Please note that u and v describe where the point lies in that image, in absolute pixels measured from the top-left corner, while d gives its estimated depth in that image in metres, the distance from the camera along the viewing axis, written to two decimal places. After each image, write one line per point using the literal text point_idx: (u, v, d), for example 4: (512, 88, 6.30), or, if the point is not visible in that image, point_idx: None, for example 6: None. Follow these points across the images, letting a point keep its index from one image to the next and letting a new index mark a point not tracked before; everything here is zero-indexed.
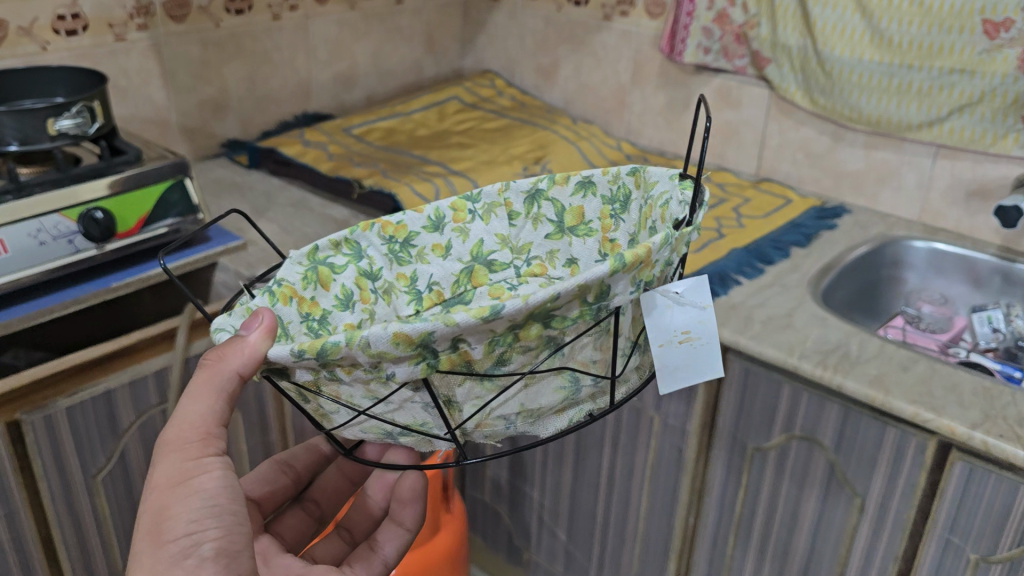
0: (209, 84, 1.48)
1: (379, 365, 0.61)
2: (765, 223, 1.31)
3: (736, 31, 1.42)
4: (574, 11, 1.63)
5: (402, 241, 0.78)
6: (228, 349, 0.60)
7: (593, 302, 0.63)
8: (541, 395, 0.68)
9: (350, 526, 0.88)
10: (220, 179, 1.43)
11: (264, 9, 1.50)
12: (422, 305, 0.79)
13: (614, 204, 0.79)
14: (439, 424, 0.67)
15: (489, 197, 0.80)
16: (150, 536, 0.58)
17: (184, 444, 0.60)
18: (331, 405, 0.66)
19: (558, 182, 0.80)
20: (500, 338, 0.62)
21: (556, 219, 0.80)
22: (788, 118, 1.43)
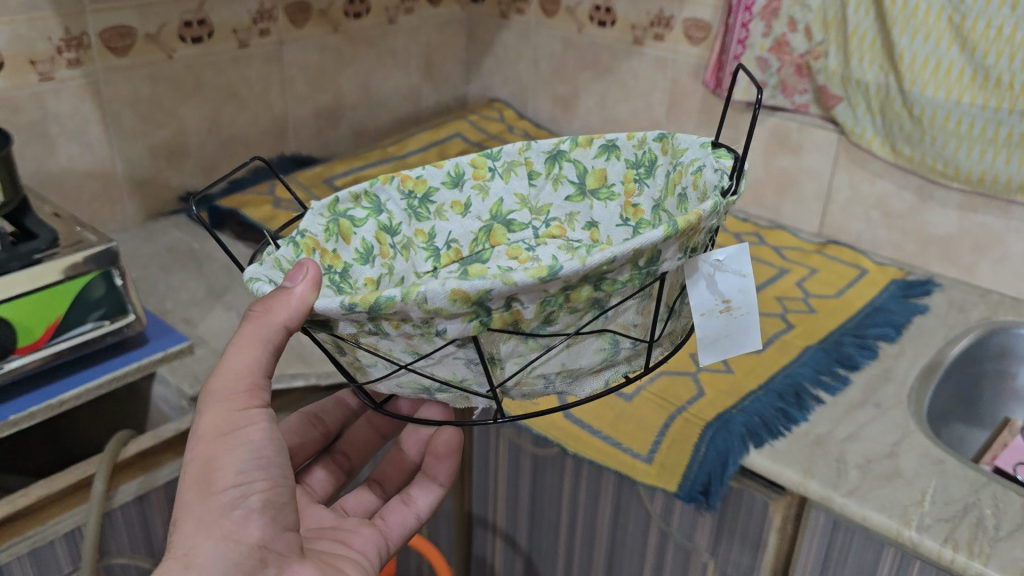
0: (161, 127, 1.21)
1: (430, 320, 0.55)
2: (840, 305, 1.07)
3: (797, 61, 1.18)
4: (597, 32, 1.37)
5: (421, 197, 0.75)
6: (273, 301, 0.55)
7: (643, 266, 0.56)
8: (581, 356, 0.61)
9: (383, 478, 0.84)
10: (173, 244, 1.17)
11: (228, 35, 1.23)
12: (440, 262, 0.78)
13: (638, 168, 0.73)
14: (479, 382, 0.61)
15: (510, 155, 0.76)
16: (197, 486, 0.54)
17: (230, 395, 0.56)
18: (368, 358, 0.60)
19: (580, 144, 0.75)
20: (552, 299, 0.55)
21: (577, 181, 0.77)
22: (861, 168, 1.17)
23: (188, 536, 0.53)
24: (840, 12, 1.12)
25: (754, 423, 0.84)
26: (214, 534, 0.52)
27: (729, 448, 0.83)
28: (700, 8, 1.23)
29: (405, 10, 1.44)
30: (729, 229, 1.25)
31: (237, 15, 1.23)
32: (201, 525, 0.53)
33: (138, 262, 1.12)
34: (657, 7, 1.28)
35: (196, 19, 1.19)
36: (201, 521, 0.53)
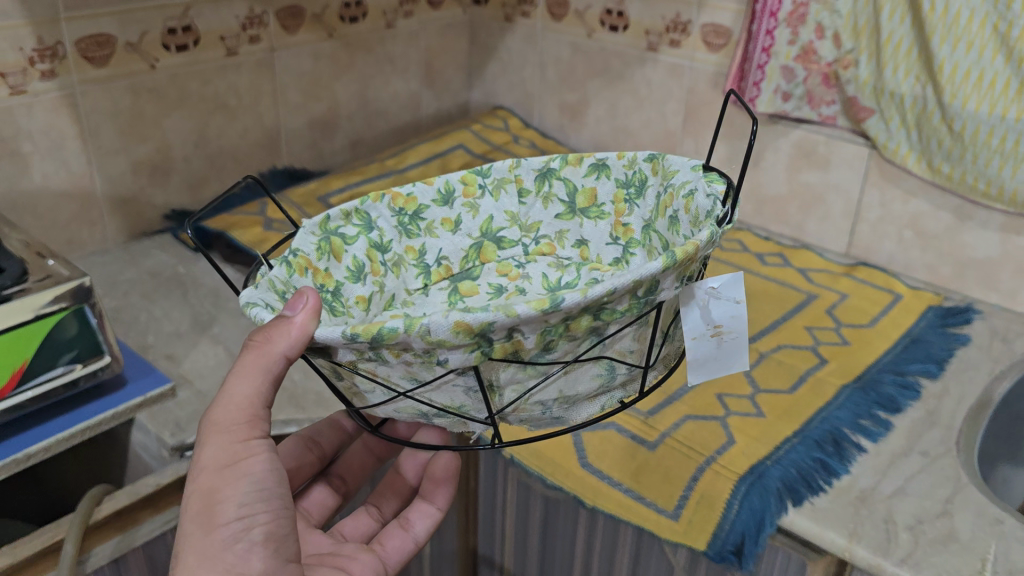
0: (144, 141, 1.12)
1: (431, 351, 0.52)
2: (874, 336, 0.99)
3: (825, 70, 1.09)
4: (609, 37, 1.29)
5: (411, 214, 0.73)
6: (271, 331, 0.53)
7: (642, 296, 0.54)
8: (578, 382, 0.59)
9: (379, 503, 0.80)
10: (157, 268, 1.09)
11: (215, 42, 1.15)
12: (430, 279, 0.76)
13: (629, 188, 0.72)
14: (478, 408, 0.58)
15: (500, 173, 0.74)
16: (199, 519, 0.54)
17: (231, 426, 0.55)
18: (366, 384, 0.57)
19: (571, 162, 0.73)
20: (553, 328, 0.53)
21: (567, 200, 0.75)
22: (894, 185, 1.10)
23: (190, 570, 0.53)
24: (872, 19, 1.04)
25: (792, 479, 0.77)
26: (217, 568, 0.53)
27: (766, 506, 0.75)
28: (721, 12, 1.15)
29: (404, 13, 1.35)
30: (751, 250, 1.17)
31: (225, 21, 1.15)
32: (202, 559, 0.53)
33: (119, 289, 1.04)
34: (673, 11, 1.20)
35: (180, 25, 1.10)
36: (202, 555, 0.53)
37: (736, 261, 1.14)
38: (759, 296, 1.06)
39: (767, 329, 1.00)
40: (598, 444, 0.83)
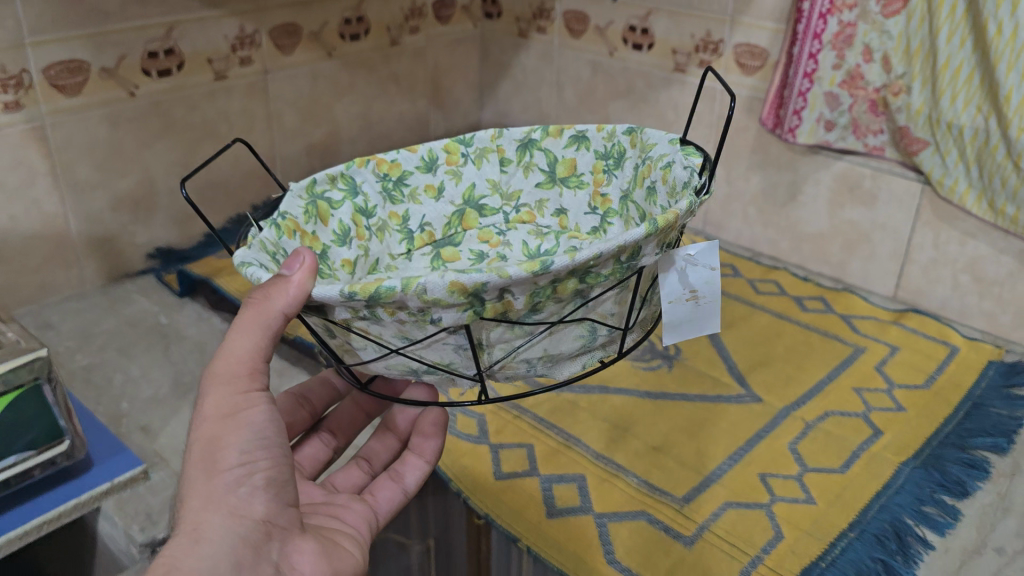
0: (125, 176, 1.03)
1: (425, 309, 0.51)
2: (931, 400, 0.89)
3: (872, 96, 0.99)
4: (632, 56, 1.18)
5: (395, 180, 0.73)
6: (271, 287, 0.51)
7: (626, 261, 0.53)
8: (563, 343, 0.58)
9: (371, 455, 0.71)
10: (136, 318, 0.99)
11: (201, 65, 1.05)
12: (414, 245, 0.76)
13: (608, 159, 0.73)
14: (467, 365, 0.57)
15: (481, 142, 0.75)
16: (201, 464, 0.50)
17: (232, 377, 0.51)
18: (359, 341, 0.56)
19: (552, 133, 0.74)
20: (542, 289, 0.51)
21: (548, 170, 0.76)
22: (949, 226, 0.99)
23: (193, 513, 0.48)
24: (928, 42, 0.93)
25: None
26: (221, 511, 0.48)
27: None
28: (757, 32, 1.05)
29: (409, 28, 1.25)
30: (789, 293, 1.07)
31: (212, 42, 1.05)
32: (207, 502, 0.49)
33: (94, 344, 0.95)
34: (703, 29, 1.10)
35: (163, 48, 1.00)
36: (206, 498, 0.49)
37: (773, 310, 1.04)
38: (801, 350, 0.96)
39: (812, 391, 0.89)
40: (632, 541, 0.72)
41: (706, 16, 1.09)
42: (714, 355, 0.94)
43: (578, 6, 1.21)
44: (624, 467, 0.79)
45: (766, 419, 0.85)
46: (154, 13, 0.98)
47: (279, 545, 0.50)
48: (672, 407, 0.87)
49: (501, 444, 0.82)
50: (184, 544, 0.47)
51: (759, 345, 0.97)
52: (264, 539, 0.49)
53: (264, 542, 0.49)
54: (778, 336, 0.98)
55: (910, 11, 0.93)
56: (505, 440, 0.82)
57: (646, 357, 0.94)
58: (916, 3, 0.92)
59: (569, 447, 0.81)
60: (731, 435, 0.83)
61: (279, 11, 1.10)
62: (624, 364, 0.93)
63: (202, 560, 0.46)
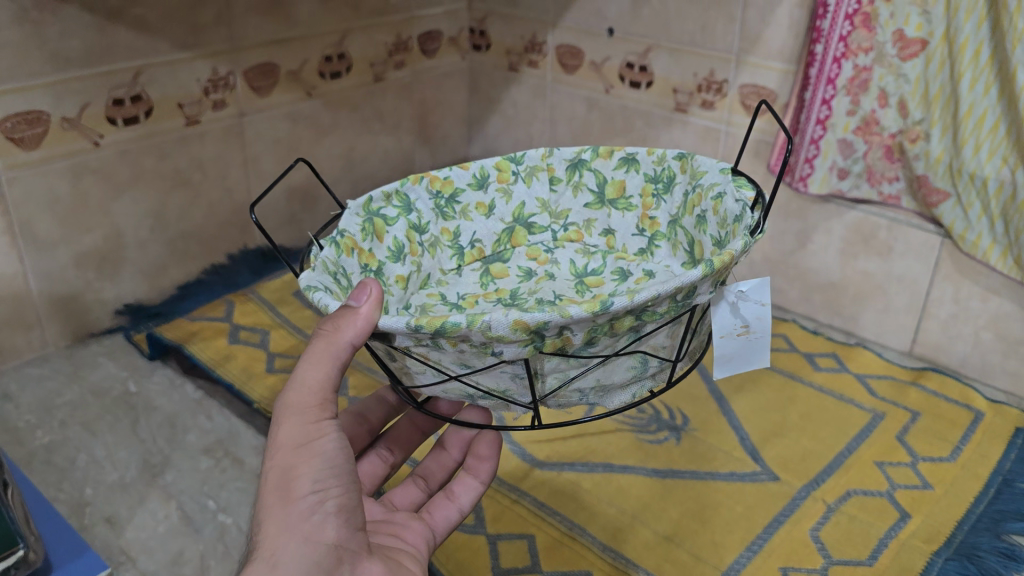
0: (89, 230, 0.95)
1: (487, 342, 0.48)
2: (958, 474, 0.83)
3: (887, 142, 0.92)
4: (629, 93, 1.12)
5: (448, 197, 0.70)
6: (339, 318, 0.47)
7: (681, 300, 0.50)
8: (614, 373, 0.54)
9: (427, 473, 0.65)
10: (102, 386, 0.92)
11: (172, 109, 0.97)
12: (464, 262, 0.72)
13: (658, 183, 0.70)
14: (523, 393, 0.54)
15: (532, 160, 0.72)
16: (275, 493, 0.45)
17: (302, 407, 0.47)
18: (417, 366, 0.52)
19: (602, 153, 0.71)
20: (599, 326, 0.49)
21: (597, 190, 0.72)
22: (971, 281, 0.94)
23: (271, 540, 0.44)
24: (949, 87, 0.86)
25: None
26: (296, 537, 0.44)
27: None
28: (763, 73, 0.99)
29: (394, 64, 1.19)
30: (800, 349, 1.01)
31: (184, 85, 0.98)
32: (284, 528, 0.44)
33: (55, 417, 0.87)
34: (707, 68, 1.03)
35: (130, 94, 0.93)
36: (283, 524, 0.44)
37: (785, 368, 0.98)
38: (817, 417, 0.90)
39: (831, 466, 0.84)
40: None
41: (709, 55, 1.02)
42: (724, 424, 0.89)
43: (573, 41, 1.15)
44: (633, 562, 0.72)
45: (785, 501, 0.79)
46: (120, 58, 0.91)
47: (351, 568, 0.45)
48: (682, 487, 0.80)
49: (499, 535, 0.75)
50: (262, 571, 0.43)
51: (771, 412, 0.91)
52: (337, 565, 0.44)
53: (338, 567, 0.44)
54: (792, 402, 0.92)
55: (930, 54, 0.86)
56: (504, 530, 0.75)
57: (653, 429, 0.87)
58: (935, 46, 0.85)
59: (574, 538, 0.74)
60: (746, 521, 0.77)
61: (256, 51, 1.03)
62: (629, 436, 0.86)
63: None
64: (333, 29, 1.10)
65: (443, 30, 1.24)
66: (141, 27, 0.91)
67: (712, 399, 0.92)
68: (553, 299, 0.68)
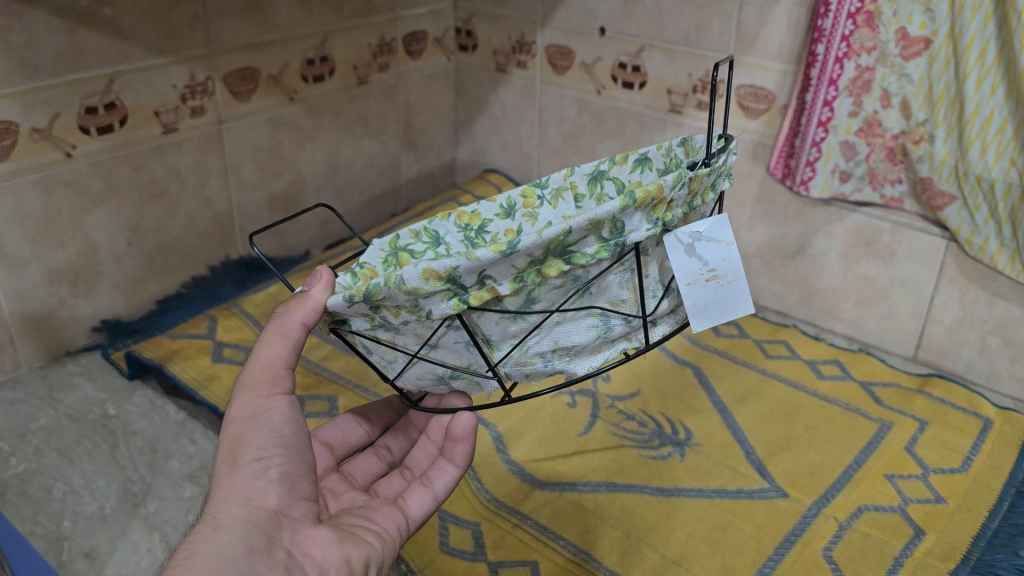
0: (62, 246, 0.91)
1: (419, 304, 0.50)
2: (969, 486, 0.81)
3: (890, 144, 0.90)
4: (622, 94, 1.09)
5: (477, 229, 0.67)
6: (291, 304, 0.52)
7: (609, 237, 0.51)
8: (573, 334, 0.55)
9: (412, 462, 0.64)
10: (80, 409, 0.88)
11: (148, 118, 0.93)
12: None
13: (668, 174, 0.64)
14: (484, 364, 0.55)
15: (556, 182, 0.68)
16: (223, 458, 0.49)
17: (255, 383, 0.51)
18: (387, 354, 0.55)
19: (618, 160, 0.66)
20: (525, 274, 0.51)
21: (620, 198, 0.66)
22: (977, 286, 0.91)
23: (216, 505, 0.47)
24: (954, 87, 0.83)
25: None
26: (239, 501, 0.47)
27: None
28: (761, 73, 0.96)
29: (378, 66, 1.15)
30: (802, 357, 0.98)
31: (160, 93, 0.93)
32: (229, 492, 0.47)
33: (30, 444, 0.83)
34: (702, 68, 1.00)
35: (103, 103, 0.89)
36: (228, 488, 0.47)
37: (789, 377, 0.95)
38: (823, 429, 0.87)
39: (840, 481, 0.81)
40: None
41: (705, 55, 0.99)
42: (729, 438, 0.86)
43: (562, 41, 1.12)
44: None
45: (795, 519, 0.76)
46: (92, 64, 0.87)
47: (291, 533, 0.47)
48: (689, 506, 0.77)
49: (500, 562, 0.72)
50: (204, 532, 0.45)
51: (776, 423, 0.88)
52: (276, 528, 0.47)
53: (276, 530, 0.46)
54: (796, 413, 0.90)
55: (933, 54, 0.83)
56: (505, 557, 0.72)
57: (655, 445, 0.84)
58: (939, 45, 0.83)
59: (579, 564, 0.71)
60: (756, 543, 0.74)
61: (235, 55, 0.99)
62: (631, 453, 0.83)
63: (220, 545, 0.44)
64: (314, 31, 1.06)
65: (428, 31, 1.20)
66: (113, 32, 0.87)
67: (716, 412, 0.89)
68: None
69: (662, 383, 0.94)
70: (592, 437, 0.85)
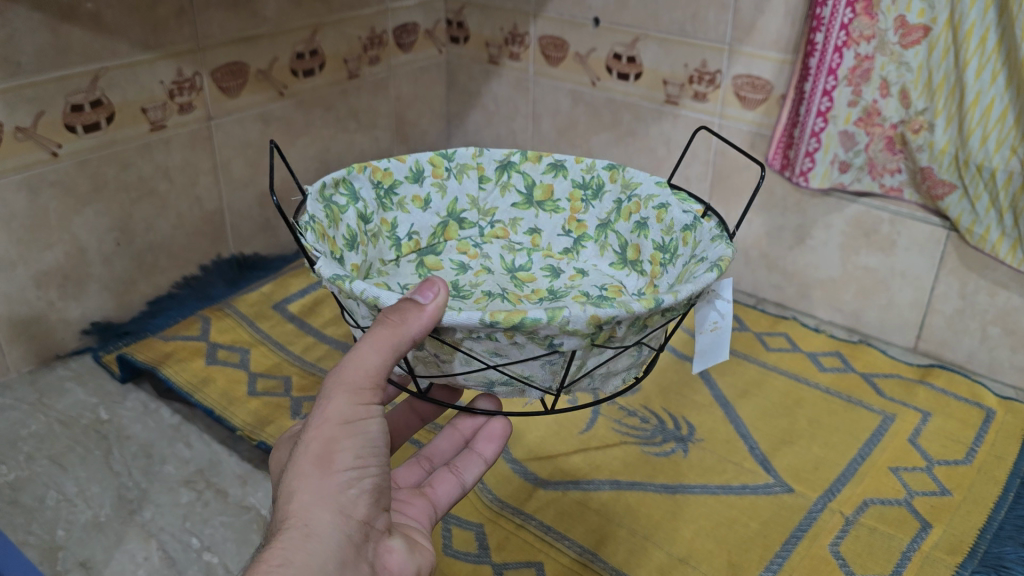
0: (49, 248, 0.89)
1: (550, 335, 0.48)
2: (974, 477, 0.80)
3: (889, 133, 0.89)
4: (616, 85, 1.08)
5: (386, 188, 0.66)
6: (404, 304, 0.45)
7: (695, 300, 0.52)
8: (621, 361, 0.54)
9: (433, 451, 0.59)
10: (72, 414, 0.86)
11: (136, 115, 0.91)
12: (401, 254, 0.68)
13: (586, 190, 0.68)
14: (545, 379, 0.52)
15: (463, 158, 0.69)
16: (314, 461, 0.42)
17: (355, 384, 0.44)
18: (448, 352, 0.50)
19: (531, 157, 0.69)
20: (636, 323, 0.50)
21: (525, 191, 0.70)
22: (978, 276, 0.91)
23: (303, 509, 0.41)
24: (954, 75, 0.82)
25: None
26: (330, 509, 0.41)
27: None
28: (758, 63, 0.95)
29: (368, 59, 1.14)
30: (803, 349, 0.98)
31: (147, 89, 0.91)
32: (319, 498, 0.42)
33: (21, 451, 0.81)
34: (698, 59, 0.99)
35: (89, 100, 0.87)
36: (318, 494, 0.42)
37: (790, 370, 0.94)
38: (826, 422, 0.87)
39: (844, 475, 0.80)
40: None
41: (700, 45, 0.98)
42: (732, 433, 0.85)
43: (556, 32, 1.10)
44: None
45: (801, 514, 0.76)
46: (76, 60, 0.85)
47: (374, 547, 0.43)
48: (695, 503, 0.76)
49: (505, 563, 0.70)
50: (295, 539, 0.40)
51: (779, 418, 0.87)
52: (364, 542, 0.42)
53: (364, 544, 0.42)
54: (798, 406, 0.89)
55: (933, 41, 0.82)
56: (510, 558, 0.71)
57: (658, 441, 0.83)
58: (939, 32, 0.81)
59: (586, 564, 0.70)
60: (762, 540, 0.73)
61: (223, 49, 0.97)
62: (634, 450, 0.82)
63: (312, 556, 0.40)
64: (304, 25, 1.05)
65: (419, 23, 1.19)
66: (97, 28, 0.85)
67: (717, 406, 0.89)
68: (496, 293, 0.64)
69: (663, 377, 0.93)
70: (594, 434, 0.84)
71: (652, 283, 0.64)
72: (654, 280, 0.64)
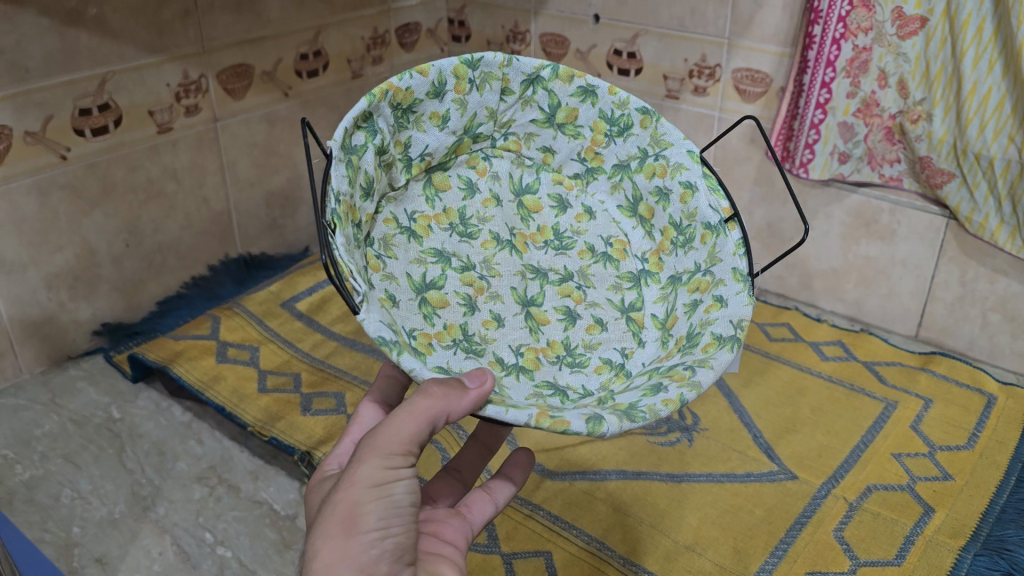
0: (60, 250, 0.90)
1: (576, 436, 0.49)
2: (977, 462, 0.81)
3: (888, 124, 0.90)
4: (617, 81, 1.09)
5: (405, 108, 0.58)
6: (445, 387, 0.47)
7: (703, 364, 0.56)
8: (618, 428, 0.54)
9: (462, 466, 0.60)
10: (85, 413, 0.88)
11: (143, 117, 0.93)
12: (411, 174, 0.62)
13: (613, 127, 0.62)
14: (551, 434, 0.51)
15: (489, 66, 0.61)
16: (340, 522, 0.44)
17: (386, 453, 0.45)
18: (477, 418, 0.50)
19: (562, 76, 0.62)
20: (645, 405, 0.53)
21: (547, 110, 0.64)
22: (977, 263, 0.92)
23: (327, 567, 0.43)
24: (951, 65, 0.83)
25: None
26: (353, 568, 0.43)
27: None
28: (757, 56, 0.96)
29: (371, 59, 1.16)
30: (805, 339, 0.99)
31: (154, 92, 0.93)
32: (342, 558, 0.43)
33: (35, 451, 0.82)
34: (698, 53, 1.00)
35: (96, 104, 0.88)
36: (342, 554, 0.43)
37: (795, 360, 0.96)
38: (828, 410, 0.88)
39: (848, 461, 0.81)
40: None
41: (700, 39, 0.99)
42: (736, 422, 0.86)
43: (557, 29, 1.11)
44: None
45: (805, 500, 0.77)
46: (84, 65, 0.86)
47: None
48: (699, 491, 0.78)
49: (514, 553, 0.71)
50: None
51: (781, 406, 0.88)
52: None
53: None
54: (801, 395, 0.90)
55: (930, 31, 0.83)
56: (519, 548, 0.72)
57: (663, 431, 0.85)
58: (935, 23, 0.82)
59: (593, 553, 0.71)
60: (767, 526, 0.74)
61: (228, 52, 0.98)
62: (639, 440, 0.84)
63: None
64: (307, 27, 1.06)
65: (421, 22, 1.21)
66: (104, 32, 0.86)
67: (720, 396, 0.90)
68: (505, 239, 0.64)
69: None
70: None
71: (657, 253, 0.62)
72: (660, 252, 0.62)
